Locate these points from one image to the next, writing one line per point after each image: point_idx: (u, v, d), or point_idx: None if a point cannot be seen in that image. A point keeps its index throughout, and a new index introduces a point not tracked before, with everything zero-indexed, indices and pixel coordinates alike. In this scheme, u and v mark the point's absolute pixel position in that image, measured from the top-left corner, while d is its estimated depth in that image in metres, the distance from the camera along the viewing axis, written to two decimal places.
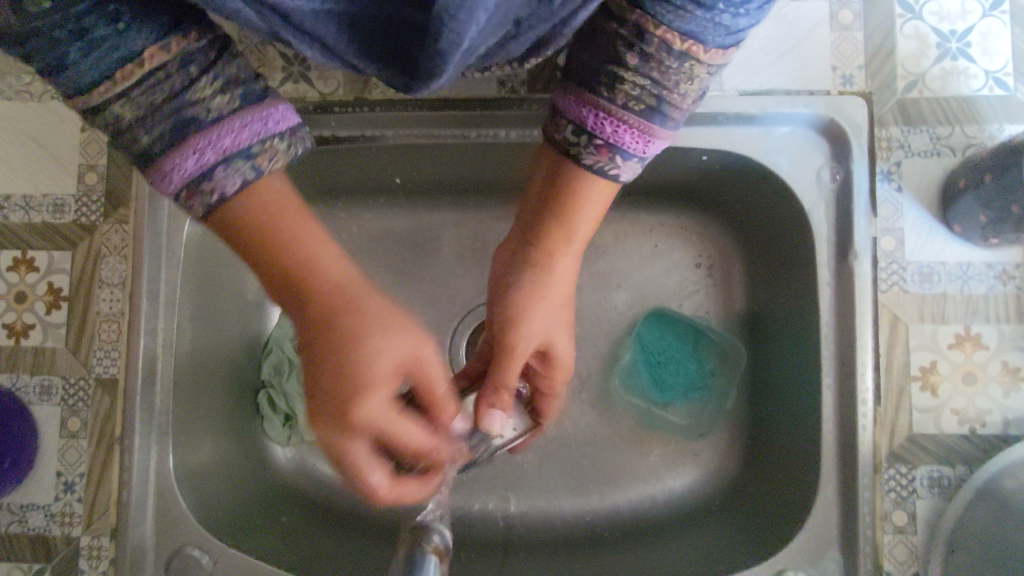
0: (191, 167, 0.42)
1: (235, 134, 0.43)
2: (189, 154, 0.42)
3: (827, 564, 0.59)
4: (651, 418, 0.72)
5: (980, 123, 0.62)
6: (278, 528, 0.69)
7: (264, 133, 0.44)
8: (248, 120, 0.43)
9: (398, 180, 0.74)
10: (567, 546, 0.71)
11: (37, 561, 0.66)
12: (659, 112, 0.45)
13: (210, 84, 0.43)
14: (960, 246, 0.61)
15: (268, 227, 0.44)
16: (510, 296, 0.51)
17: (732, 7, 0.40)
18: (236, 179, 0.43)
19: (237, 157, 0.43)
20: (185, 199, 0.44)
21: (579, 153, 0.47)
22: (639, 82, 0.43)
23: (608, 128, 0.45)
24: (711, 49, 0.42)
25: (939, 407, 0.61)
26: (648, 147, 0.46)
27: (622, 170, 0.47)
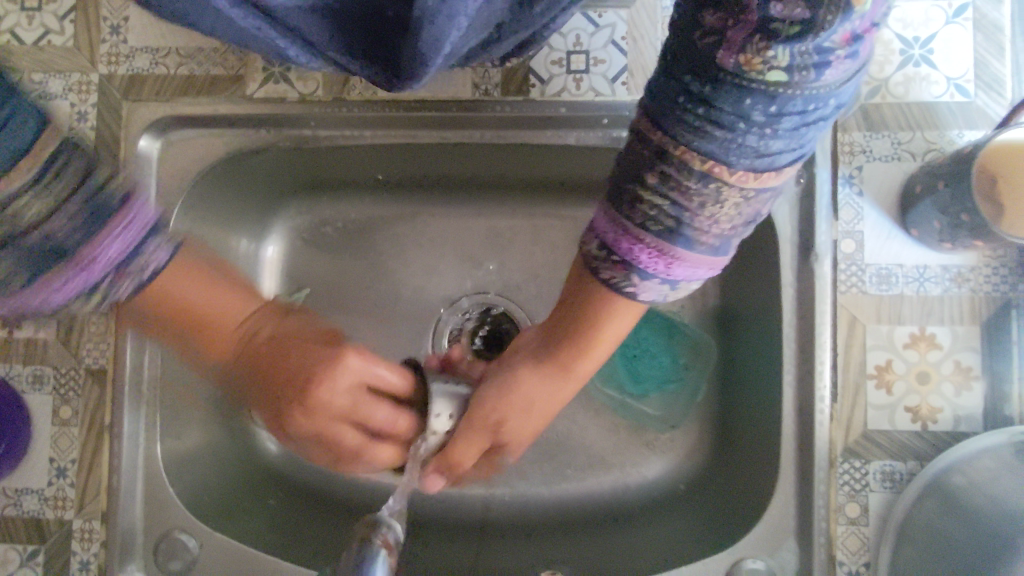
0: (116, 254, 0.49)
1: (127, 228, 0.49)
2: (61, 285, 0.47)
3: (783, 552, 0.62)
4: (625, 409, 0.74)
5: (941, 129, 0.63)
6: (264, 511, 0.73)
7: (132, 234, 0.50)
8: (121, 228, 0.49)
9: (381, 177, 0.77)
10: (539, 532, 0.74)
11: (31, 542, 0.69)
12: (681, 234, 0.42)
13: (76, 174, 0.47)
14: (917, 249, 0.63)
15: (179, 310, 0.56)
16: (513, 391, 0.59)
17: (756, 126, 0.37)
18: (148, 266, 0.52)
19: (143, 252, 0.51)
20: (111, 284, 0.50)
21: (597, 268, 0.46)
22: (658, 203, 0.41)
23: (625, 246, 0.43)
24: (739, 171, 0.39)
25: (893, 404, 0.63)
26: (671, 268, 0.44)
27: (638, 287, 0.46)
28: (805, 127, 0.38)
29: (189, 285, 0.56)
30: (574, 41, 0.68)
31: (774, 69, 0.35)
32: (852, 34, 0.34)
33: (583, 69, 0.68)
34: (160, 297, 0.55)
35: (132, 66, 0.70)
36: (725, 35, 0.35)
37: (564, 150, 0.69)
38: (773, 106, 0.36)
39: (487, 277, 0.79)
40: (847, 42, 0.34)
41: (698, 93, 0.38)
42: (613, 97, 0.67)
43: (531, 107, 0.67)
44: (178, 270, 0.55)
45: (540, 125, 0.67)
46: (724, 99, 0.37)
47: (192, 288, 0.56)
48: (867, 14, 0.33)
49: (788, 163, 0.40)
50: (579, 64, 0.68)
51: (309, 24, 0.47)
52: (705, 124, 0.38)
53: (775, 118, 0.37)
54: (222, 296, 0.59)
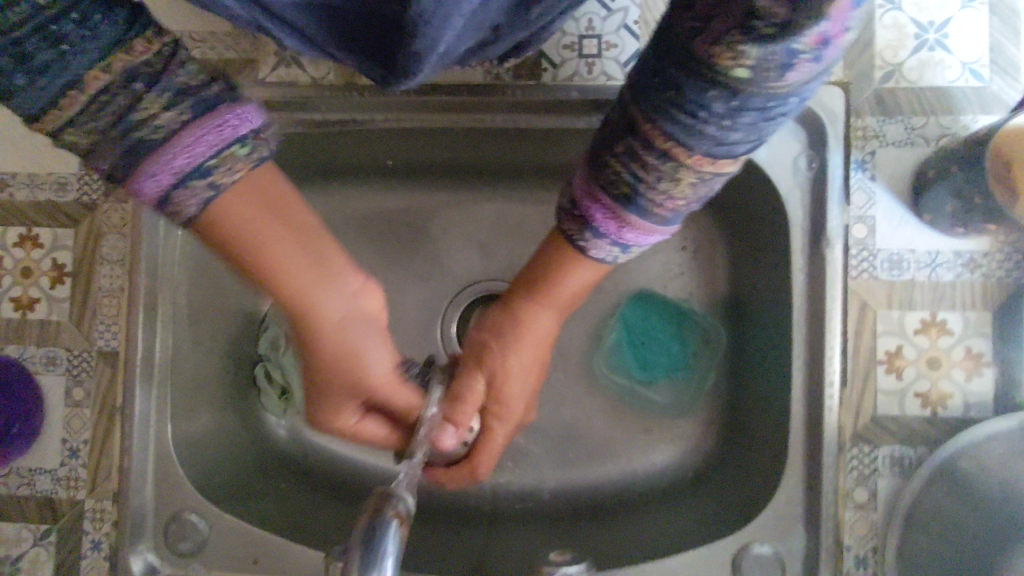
0: (159, 184, 0.42)
1: (189, 151, 0.41)
2: (159, 168, 0.41)
3: (791, 536, 0.62)
4: (634, 395, 0.75)
5: (954, 114, 0.63)
6: (272, 493, 0.73)
7: (218, 146, 0.42)
8: (218, 124, 0.42)
9: (391, 162, 0.77)
10: (547, 517, 0.75)
11: (43, 521, 0.70)
12: (634, 203, 0.42)
13: (156, 99, 0.40)
14: (929, 234, 0.63)
15: (238, 250, 0.48)
16: (498, 340, 0.58)
17: (716, 116, 0.36)
18: (196, 198, 0.43)
19: (192, 176, 0.42)
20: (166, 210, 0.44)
21: (561, 218, 0.49)
22: (623, 172, 0.41)
23: (586, 203, 0.45)
24: (698, 155, 0.38)
25: (903, 390, 0.63)
26: (621, 229, 0.45)
27: (590, 244, 0.48)
28: (763, 123, 0.36)
29: (268, 220, 0.47)
30: (586, 25, 0.68)
31: (740, 65, 0.32)
32: (822, 36, 0.30)
33: (595, 54, 0.68)
34: (218, 231, 0.46)
35: None
36: (709, 24, 0.32)
37: (574, 134, 0.69)
38: (734, 101, 0.34)
39: (496, 263, 0.79)
40: (815, 46, 0.30)
41: (670, 75, 0.35)
42: (625, 82, 0.67)
43: (542, 92, 0.67)
44: (244, 188, 0.45)
45: (552, 111, 0.67)
46: (691, 88, 0.35)
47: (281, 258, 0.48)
48: (840, 16, 0.30)
49: (743, 153, 0.39)
50: (591, 48, 0.68)
51: (305, 19, 0.48)
52: (671, 109, 0.36)
53: (736, 111, 0.35)
54: (304, 260, 0.49)
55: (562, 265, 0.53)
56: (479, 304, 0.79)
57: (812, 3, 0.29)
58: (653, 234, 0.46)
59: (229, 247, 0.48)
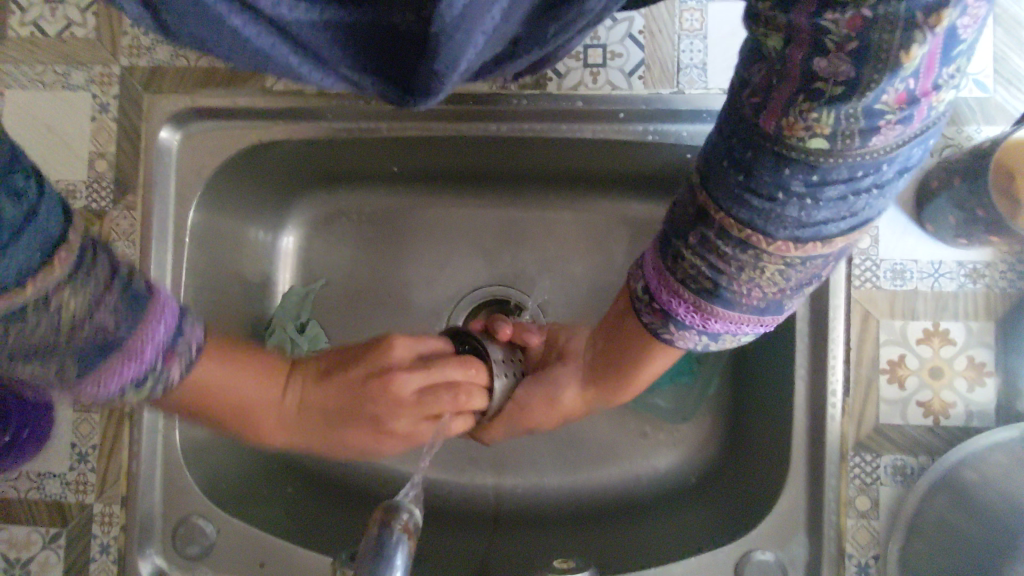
0: (129, 376, 0.48)
1: (162, 317, 0.49)
2: (124, 367, 0.47)
3: (793, 544, 0.63)
4: (637, 401, 0.75)
5: (959, 125, 0.63)
6: (279, 496, 0.75)
7: (166, 314, 0.49)
8: (158, 304, 0.48)
9: (397, 169, 0.77)
10: (551, 521, 0.75)
11: (52, 526, 0.70)
12: (719, 296, 0.42)
13: (116, 302, 0.45)
14: (932, 245, 0.63)
15: (209, 403, 0.56)
16: (550, 393, 0.66)
17: (802, 197, 0.36)
18: (186, 358, 0.52)
19: (171, 359, 0.50)
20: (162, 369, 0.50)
21: (639, 309, 0.48)
22: (699, 265, 0.41)
23: (664, 295, 0.44)
24: (781, 240, 0.38)
25: (906, 399, 0.63)
26: (707, 322, 0.44)
27: (677, 336, 0.46)
28: (853, 201, 0.36)
29: (236, 381, 0.57)
30: (592, 34, 0.67)
31: (816, 133, 0.33)
32: (907, 95, 0.31)
33: (599, 63, 0.67)
34: (204, 390, 0.55)
35: (153, 59, 0.70)
36: (768, 98, 0.35)
37: (580, 143, 0.69)
38: (816, 174, 0.35)
39: (501, 269, 0.80)
40: (901, 105, 0.31)
41: (739, 155, 0.37)
42: (630, 92, 0.67)
43: (548, 100, 0.67)
44: (211, 357, 0.55)
45: (557, 118, 0.68)
46: (762, 168, 0.36)
47: (243, 390, 0.58)
48: (926, 72, 0.30)
49: (837, 236, 0.38)
50: (596, 58, 0.68)
51: (323, 44, 0.46)
52: (743, 192, 0.37)
53: (819, 187, 0.35)
54: (251, 381, 0.58)
55: (639, 345, 0.52)
56: (485, 307, 0.79)
57: (880, 57, 0.30)
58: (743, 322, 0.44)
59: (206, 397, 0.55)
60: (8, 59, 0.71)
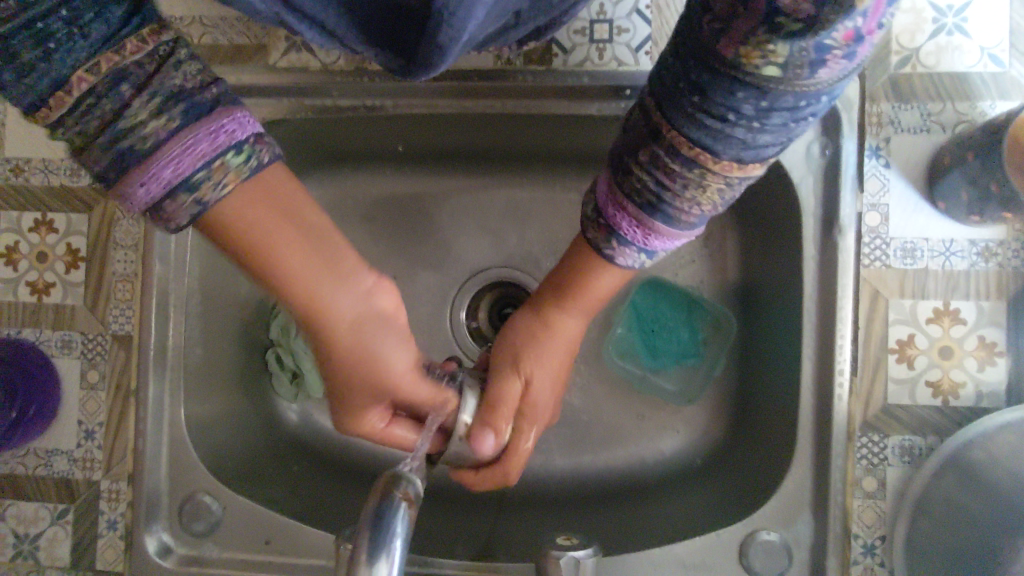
0: (153, 193, 0.40)
1: (178, 159, 0.39)
2: (148, 176, 0.39)
3: (799, 524, 0.62)
4: (644, 383, 0.75)
5: (972, 100, 0.61)
6: (287, 477, 0.75)
7: (211, 153, 0.40)
8: (206, 134, 0.40)
9: (402, 147, 0.77)
10: (556, 502, 0.75)
11: (60, 502, 0.71)
12: (659, 212, 0.44)
13: (143, 105, 0.38)
14: (944, 222, 0.62)
15: (247, 251, 0.45)
16: (525, 342, 0.60)
17: (747, 120, 0.37)
18: (186, 211, 0.41)
19: (181, 190, 0.40)
20: (211, 186, 0.40)
21: (589, 229, 0.50)
22: (646, 180, 0.43)
23: (610, 211, 0.46)
24: (725, 160, 0.40)
25: (914, 379, 0.62)
26: (647, 239, 0.46)
27: (617, 252, 0.49)
28: (793, 125, 0.37)
29: (263, 214, 0.44)
30: (597, 10, 0.67)
31: (770, 63, 0.33)
32: (855, 33, 0.31)
33: (606, 38, 0.67)
34: (232, 221, 0.43)
35: None
36: (731, 23, 0.33)
37: (586, 121, 0.68)
38: (766, 98, 0.35)
39: (507, 250, 0.79)
40: (848, 42, 0.31)
41: (696, 79, 0.37)
42: (636, 67, 0.66)
43: (553, 76, 0.67)
44: (250, 193, 0.43)
45: (562, 95, 0.66)
46: (717, 90, 0.36)
47: (297, 263, 0.45)
48: (874, 13, 0.30)
49: (774, 155, 0.40)
50: (603, 33, 0.67)
51: (329, 15, 0.51)
52: (697, 112, 0.38)
53: (765, 113, 0.36)
54: (285, 237, 0.45)
55: (583, 269, 0.55)
56: (491, 290, 0.79)
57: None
58: (680, 240, 0.47)
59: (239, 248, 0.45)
60: None
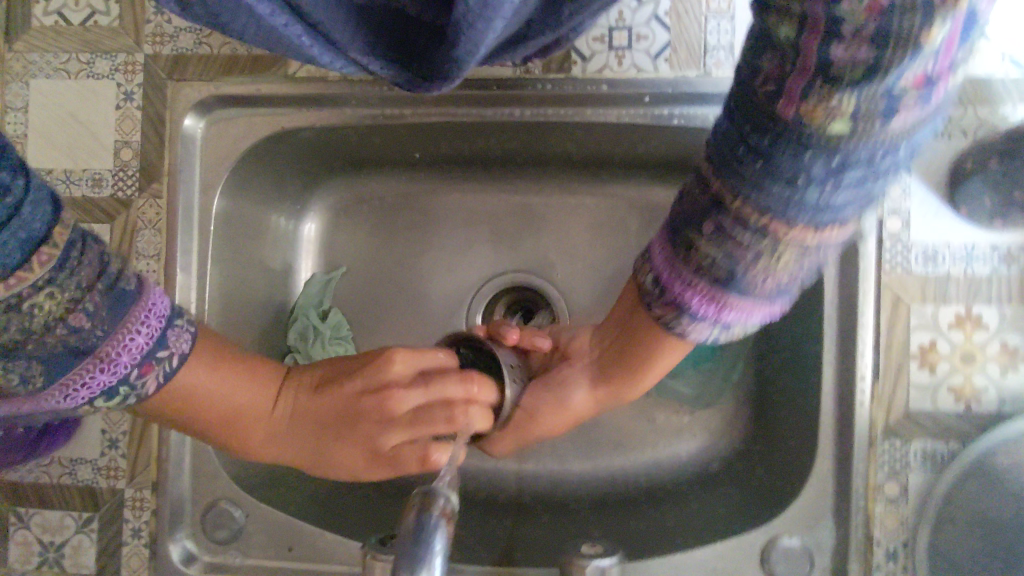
0: (95, 393, 0.45)
1: (133, 350, 0.45)
2: (118, 358, 0.45)
3: (819, 529, 0.62)
4: (661, 388, 0.75)
5: (994, 105, 0.61)
6: (308, 484, 0.75)
7: (155, 328, 0.47)
8: (149, 332, 0.46)
9: (419, 155, 0.77)
10: (574, 508, 0.75)
11: (85, 510, 0.71)
12: (734, 284, 0.41)
13: (104, 282, 0.43)
14: (965, 228, 0.62)
15: (183, 404, 0.53)
16: (559, 403, 0.62)
17: (826, 180, 0.35)
18: (154, 382, 0.48)
19: (150, 374, 0.47)
20: (138, 378, 0.47)
21: (649, 303, 0.47)
22: (712, 253, 0.41)
23: (676, 287, 0.44)
24: (802, 227, 0.37)
25: (936, 384, 0.62)
26: (721, 313, 0.44)
27: (690, 330, 0.46)
28: (872, 181, 0.35)
29: (219, 378, 0.54)
30: (616, 17, 0.66)
31: (837, 118, 0.32)
32: (928, 76, 0.29)
33: (624, 46, 0.66)
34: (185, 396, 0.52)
35: (175, 46, 0.69)
36: (785, 83, 0.33)
37: (604, 128, 0.69)
38: (836, 158, 0.34)
39: (523, 256, 0.79)
40: (920, 87, 0.30)
41: (755, 145, 0.36)
42: (655, 75, 0.65)
43: (571, 83, 0.67)
44: (202, 367, 0.53)
45: (580, 102, 0.67)
46: (781, 154, 0.35)
47: (229, 389, 0.55)
48: (946, 53, 0.29)
49: (853, 216, 0.38)
50: (622, 40, 0.66)
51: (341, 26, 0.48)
52: (761, 178, 0.36)
53: (840, 170, 0.34)
54: (244, 391, 0.56)
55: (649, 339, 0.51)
56: (505, 295, 0.80)
57: (903, 40, 0.28)
58: (755, 310, 0.44)
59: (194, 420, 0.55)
60: (33, 48, 0.71)
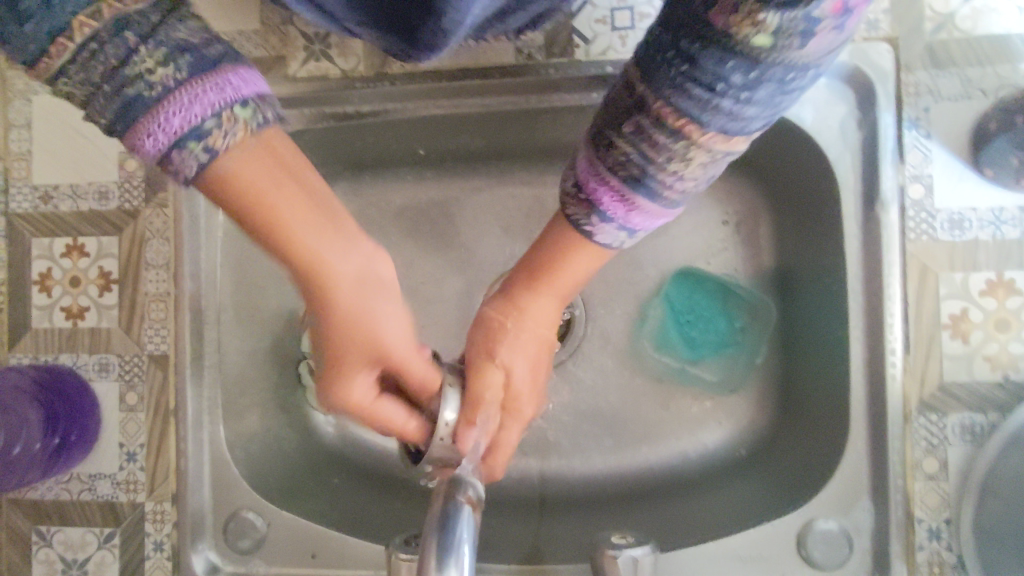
0: (160, 143, 0.38)
1: (187, 109, 0.37)
2: (170, 114, 0.37)
3: (857, 512, 0.60)
4: (683, 374, 0.73)
5: (1014, 63, 0.59)
6: (329, 489, 0.74)
7: (219, 104, 0.38)
8: (213, 90, 0.38)
9: (423, 150, 0.76)
10: (601, 502, 0.73)
11: (107, 526, 0.71)
12: (645, 185, 0.41)
13: (155, 53, 0.36)
14: (992, 190, 0.60)
15: (253, 208, 0.43)
16: (507, 340, 0.54)
17: (738, 90, 0.35)
18: (191, 162, 0.39)
19: (191, 139, 0.38)
20: (189, 157, 0.38)
21: (567, 205, 0.46)
22: (630, 154, 0.39)
23: (592, 186, 0.42)
24: (711, 132, 0.37)
25: (971, 354, 0.60)
26: (630, 215, 0.43)
27: (597, 229, 0.45)
28: (779, 103, 0.36)
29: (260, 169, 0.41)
30: None
31: (761, 31, 0.32)
32: (842, 5, 0.31)
33: (628, 26, 0.65)
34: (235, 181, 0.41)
35: None
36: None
37: None
38: (755, 71, 0.34)
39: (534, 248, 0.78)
40: (837, 13, 0.31)
41: (684, 48, 0.34)
42: None
43: (575, 67, 0.65)
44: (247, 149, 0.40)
45: (587, 87, 0.66)
46: (707, 60, 0.34)
47: (293, 212, 0.43)
48: None
49: (754, 132, 0.38)
50: (624, 20, 0.65)
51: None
52: (684, 80, 0.35)
53: (754, 83, 0.34)
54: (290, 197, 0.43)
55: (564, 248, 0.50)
56: None
57: None
58: (661, 215, 0.44)
59: (228, 201, 0.42)
60: None
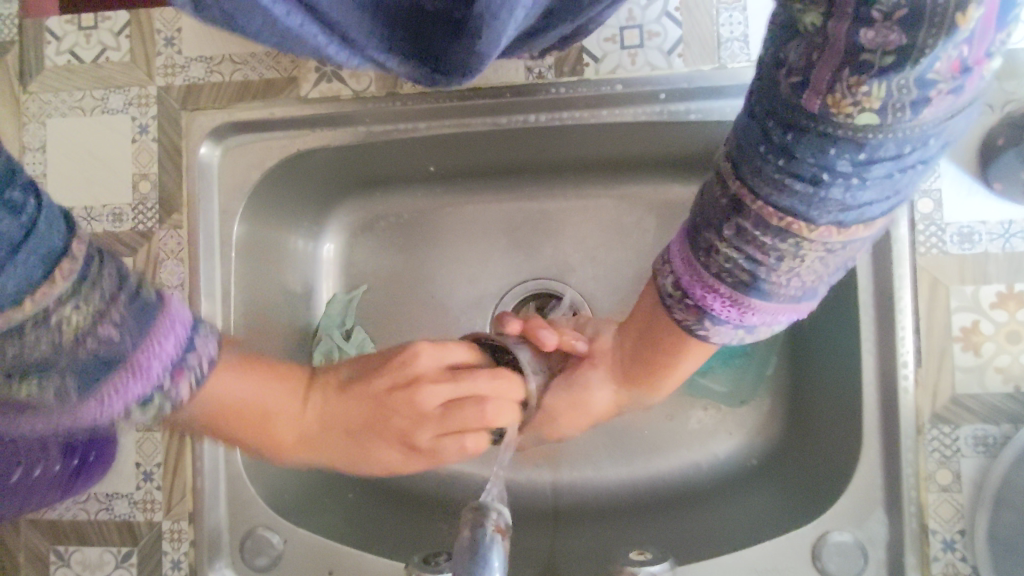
0: (167, 353, 0.46)
1: (162, 351, 0.46)
2: (161, 362, 0.46)
3: (872, 524, 0.61)
4: (693, 386, 0.73)
5: (1020, 78, 0.60)
6: (342, 505, 0.75)
7: (173, 358, 0.47)
8: (158, 340, 0.45)
9: (433, 168, 0.77)
10: (614, 514, 0.74)
11: (124, 545, 0.71)
12: (757, 288, 0.41)
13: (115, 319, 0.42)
14: (1000, 204, 0.60)
15: (245, 417, 0.55)
16: (592, 383, 0.64)
17: (847, 178, 0.34)
18: (184, 387, 0.48)
19: (162, 381, 0.47)
20: (171, 385, 0.47)
21: (670, 307, 0.46)
22: (732, 257, 0.40)
23: (698, 292, 0.43)
24: (822, 226, 0.37)
25: (983, 365, 0.60)
26: (745, 317, 0.43)
27: (712, 332, 0.45)
28: (897, 183, 0.35)
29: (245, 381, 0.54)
30: (626, 16, 0.65)
31: (864, 110, 0.31)
32: (962, 64, 0.29)
33: (637, 44, 0.65)
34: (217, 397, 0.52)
35: (188, 77, 0.69)
36: (810, 75, 0.32)
37: (621, 129, 0.68)
38: (864, 152, 0.33)
39: (542, 262, 0.79)
40: (955, 74, 0.29)
41: (778, 140, 0.35)
42: (669, 71, 0.64)
43: (585, 84, 0.66)
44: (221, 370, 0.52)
45: (594, 105, 0.67)
46: (805, 149, 0.34)
47: (257, 389, 0.55)
48: (982, 38, 0.28)
49: (877, 216, 0.37)
50: (633, 39, 0.65)
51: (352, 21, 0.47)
52: (784, 176, 0.36)
53: (866, 166, 0.34)
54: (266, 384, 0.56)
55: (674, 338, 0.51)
56: (529, 302, 0.78)
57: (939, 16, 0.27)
58: (779, 313, 0.43)
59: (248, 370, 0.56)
60: (48, 89, 0.71)
